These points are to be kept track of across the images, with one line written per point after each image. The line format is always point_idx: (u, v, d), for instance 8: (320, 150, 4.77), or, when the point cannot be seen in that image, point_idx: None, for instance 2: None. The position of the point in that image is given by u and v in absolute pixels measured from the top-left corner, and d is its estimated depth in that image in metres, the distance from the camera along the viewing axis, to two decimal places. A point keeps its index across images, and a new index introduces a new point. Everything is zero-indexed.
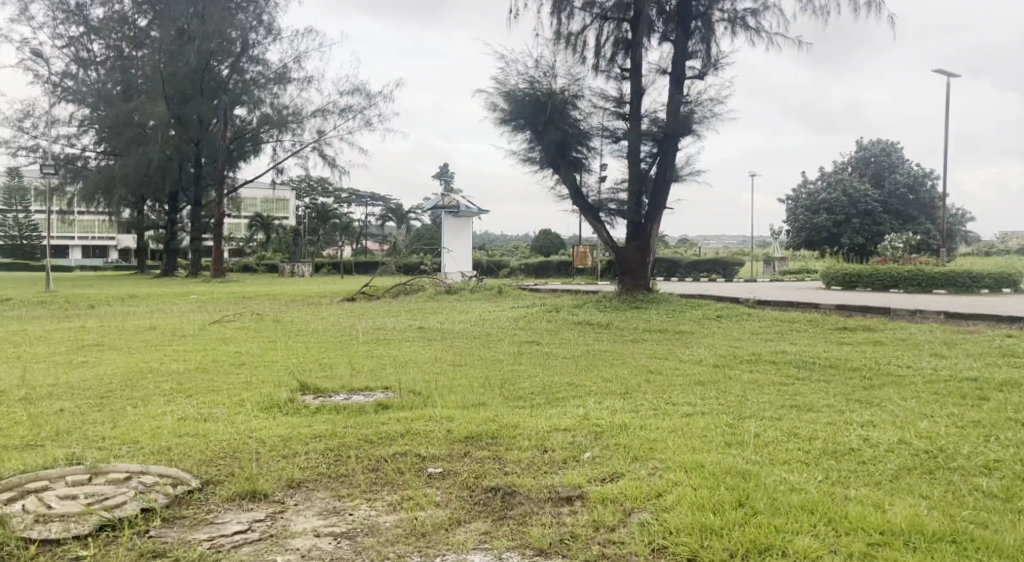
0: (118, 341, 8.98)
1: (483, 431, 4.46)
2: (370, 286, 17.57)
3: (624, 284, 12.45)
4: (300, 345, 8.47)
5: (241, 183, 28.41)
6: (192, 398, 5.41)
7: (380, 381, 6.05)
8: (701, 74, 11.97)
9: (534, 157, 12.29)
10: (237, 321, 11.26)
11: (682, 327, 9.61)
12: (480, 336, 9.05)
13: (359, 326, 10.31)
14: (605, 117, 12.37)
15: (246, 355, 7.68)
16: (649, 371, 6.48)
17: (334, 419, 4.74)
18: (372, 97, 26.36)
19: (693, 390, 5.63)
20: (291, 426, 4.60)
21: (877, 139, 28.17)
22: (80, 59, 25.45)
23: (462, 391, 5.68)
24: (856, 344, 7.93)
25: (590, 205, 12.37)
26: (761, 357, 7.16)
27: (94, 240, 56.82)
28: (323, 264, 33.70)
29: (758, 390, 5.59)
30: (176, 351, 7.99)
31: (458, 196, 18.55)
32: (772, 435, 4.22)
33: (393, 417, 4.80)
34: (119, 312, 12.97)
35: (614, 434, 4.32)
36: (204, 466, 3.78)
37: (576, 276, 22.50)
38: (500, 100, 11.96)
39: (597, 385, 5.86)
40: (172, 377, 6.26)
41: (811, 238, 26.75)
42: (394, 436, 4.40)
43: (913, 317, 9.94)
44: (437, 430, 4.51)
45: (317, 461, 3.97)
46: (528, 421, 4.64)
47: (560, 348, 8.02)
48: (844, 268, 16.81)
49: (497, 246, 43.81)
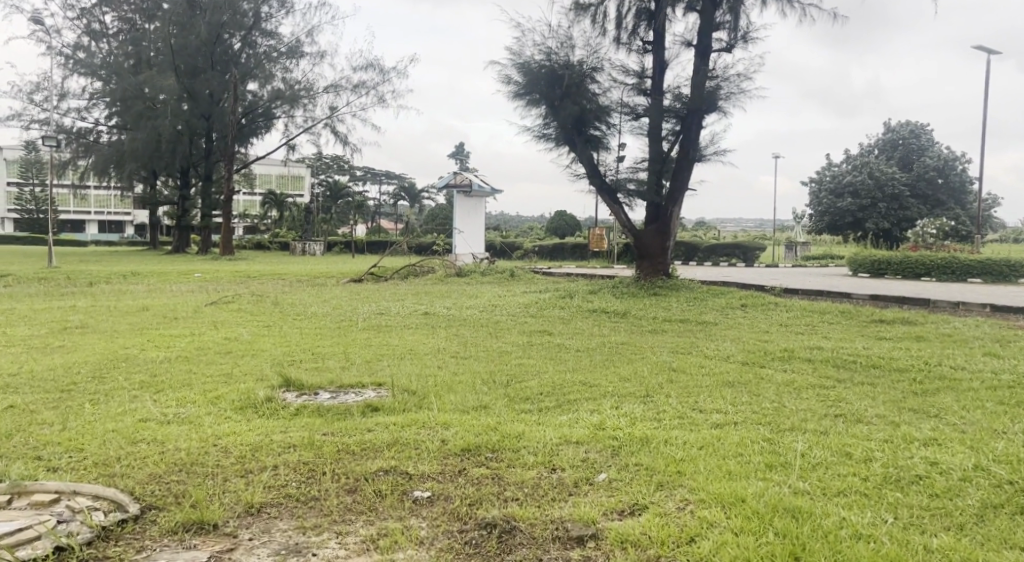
0: (104, 324, 8.44)
1: (483, 441, 3.88)
2: (380, 266, 17.00)
3: (642, 270, 11.77)
4: (294, 331, 7.86)
5: (251, 158, 27.82)
6: (158, 393, 4.82)
7: (373, 377, 5.46)
8: (728, 46, 11.23)
9: (549, 134, 11.62)
10: (235, 303, 10.71)
11: (706, 317, 8.94)
12: (488, 324, 8.43)
13: (362, 310, 9.73)
14: (625, 93, 11.68)
15: (235, 343, 7.08)
16: (670, 369, 5.86)
17: (315, 424, 4.17)
18: (386, 73, 25.71)
19: (721, 394, 5.00)
20: (264, 432, 4.02)
21: (906, 121, 27.22)
22: (92, 31, 25.21)
23: (462, 390, 5.08)
24: (897, 339, 7.27)
25: (607, 185, 11.69)
26: (796, 354, 6.50)
27: (110, 215, 56.67)
28: (334, 243, 33.19)
29: (797, 396, 4.95)
30: (161, 337, 7.40)
31: (471, 174, 17.76)
32: (822, 454, 3.61)
33: (382, 421, 4.22)
34: (116, 291, 12.44)
35: (634, 450, 3.72)
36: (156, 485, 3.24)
37: (591, 258, 21.82)
38: (514, 72, 11.30)
39: (614, 386, 5.25)
40: (147, 367, 5.68)
41: (835, 222, 25.93)
42: (382, 446, 3.83)
43: (956, 309, 9.23)
44: (430, 440, 3.93)
45: (289, 476, 3.41)
46: (534, 432, 4.04)
47: (573, 339, 7.39)
48: (873, 255, 16.09)
49: (511, 226, 43.23)
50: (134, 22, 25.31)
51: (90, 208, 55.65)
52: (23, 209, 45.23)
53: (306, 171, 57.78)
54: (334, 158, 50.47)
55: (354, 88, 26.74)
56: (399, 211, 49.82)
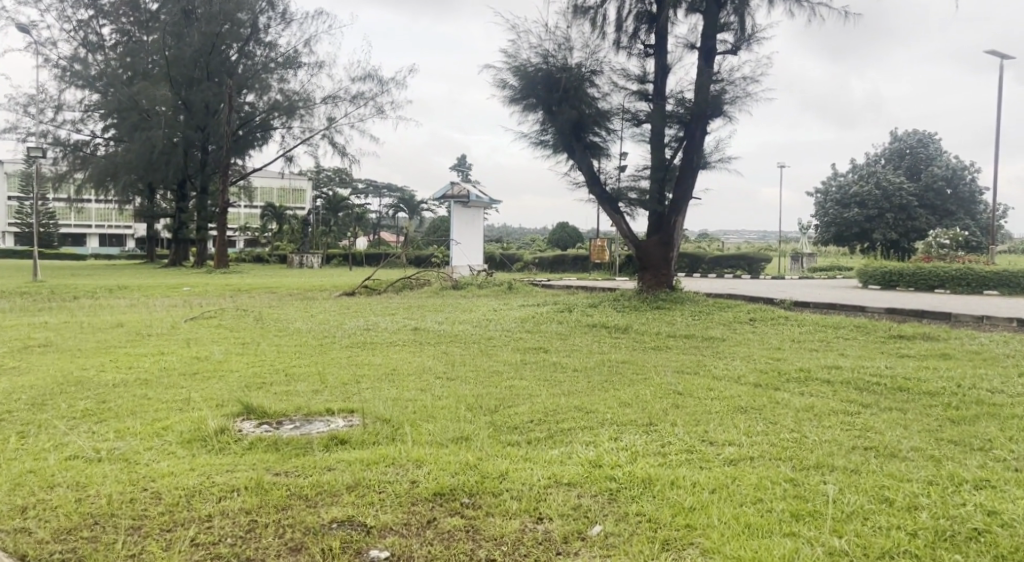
0: (70, 341, 7.89)
1: (460, 483, 3.35)
2: (374, 279, 16.50)
3: (645, 282, 11.19)
4: (271, 350, 7.33)
5: (248, 170, 27.39)
6: (97, 424, 4.28)
7: (344, 403, 4.92)
8: (733, 49, 10.74)
9: (546, 140, 11.13)
10: (216, 318, 10.14)
11: (712, 332, 8.39)
12: (479, 341, 7.89)
13: (347, 326, 9.20)
14: (626, 98, 11.20)
15: (203, 363, 6.54)
16: (676, 392, 5.29)
17: (267, 463, 3.62)
18: (384, 83, 25.28)
19: (734, 422, 4.45)
20: (207, 472, 3.47)
21: (913, 130, 26.69)
22: (88, 43, 24.81)
23: (443, 418, 4.53)
24: (920, 357, 6.73)
25: (608, 194, 11.17)
26: (812, 374, 5.94)
27: (110, 228, 56.26)
28: (333, 255, 32.77)
29: (818, 424, 4.40)
30: (125, 356, 6.85)
31: (468, 183, 17.16)
32: (858, 498, 3.09)
33: (346, 457, 3.69)
34: (97, 306, 11.93)
35: (635, 495, 3.19)
36: (64, 556, 2.78)
37: (592, 270, 21.27)
38: (510, 76, 10.81)
39: (613, 412, 4.70)
40: (98, 391, 5.15)
41: (841, 233, 25.42)
42: (342, 489, 3.30)
43: (980, 324, 8.68)
44: (401, 481, 3.40)
45: (225, 530, 2.94)
46: (520, 470, 3.50)
47: (569, 357, 6.85)
48: (884, 266, 15.52)
49: (514, 238, 42.78)
50: (132, 34, 24.83)
51: (91, 222, 55.40)
52: (22, 222, 44.78)
53: (307, 184, 57.47)
54: (336, 171, 50.25)
55: (352, 98, 26.37)
56: (399, 222, 49.41)
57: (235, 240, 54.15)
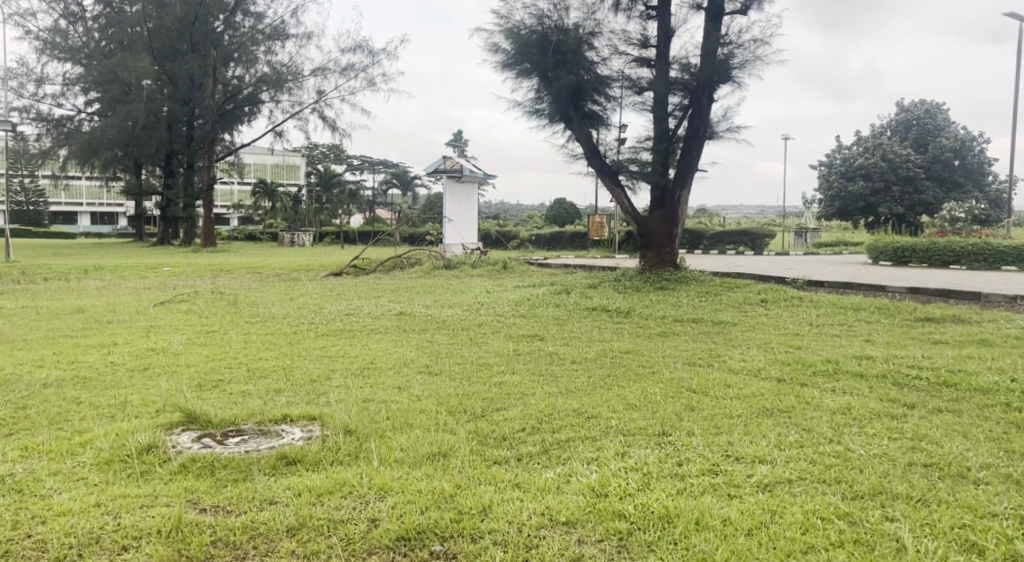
0: (18, 330, 7.20)
1: (436, 523, 2.70)
2: (362, 258, 15.77)
3: (647, 261, 10.46)
4: (239, 339, 6.64)
5: (236, 146, 26.57)
6: (5, 439, 3.60)
7: (307, 407, 4.24)
8: (743, 8, 9.92)
9: (541, 109, 10.36)
10: (185, 303, 9.44)
11: (723, 316, 7.69)
12: (469, 328, 7.20)
13: (327, 311, 8.50)
14: (627, 63, 10.42)
15: (158, 356, 5.85)
16: (690, 391, 4.61)
17: (194, 494, 2.94)
18: (375, 55, 24.40)
19: (761, 429, 3.78)
20: (113, 510, 2.79)
21: (920, 101, 25.88)
22: (69, 14, 23.44)
23: (420, 427, 3.85)
24: (955, 344, 6.08)
25: (607, 166, 10.38)
26: (842, 366, 5.23)
27: (101, 207, 55.49)
28: (325, 233, 32.00)
29: (861, 432, 3.72)
30: (71, 348, 6.13)
31: (461, 158, 16.33)
32: (938, 546, 2.49)
33: (293, 484, 3.01)
34: (64, 289, 11.18)
35: (653, 542, 2.58)
36: None
37: (591, 248, 20.52)
38: (502, 39, 10.07)
39: (620, 418, 4.01)
40: (23, 394, 4.45)
41: (845, 208, 24.62)
42: (280, 535, 2.64)
43: (1011, 305, 8.01)
44: (358, 519, 2.75)
45: None
46: (507, 503, 2.83)
47: (567, 347, 6.15)
48: (896, 241, 14.83)
49: (513, 215, 41.91)
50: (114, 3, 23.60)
51: (81, 200, 54.56)
52: (10, 201, 43.92)
53: (300, 160, 56.52)
54: (330, 147, 49.32)
55: (342, 71, 25.50)
56: (393, 200, 48.48)
57: (229, 218, 53.38)
